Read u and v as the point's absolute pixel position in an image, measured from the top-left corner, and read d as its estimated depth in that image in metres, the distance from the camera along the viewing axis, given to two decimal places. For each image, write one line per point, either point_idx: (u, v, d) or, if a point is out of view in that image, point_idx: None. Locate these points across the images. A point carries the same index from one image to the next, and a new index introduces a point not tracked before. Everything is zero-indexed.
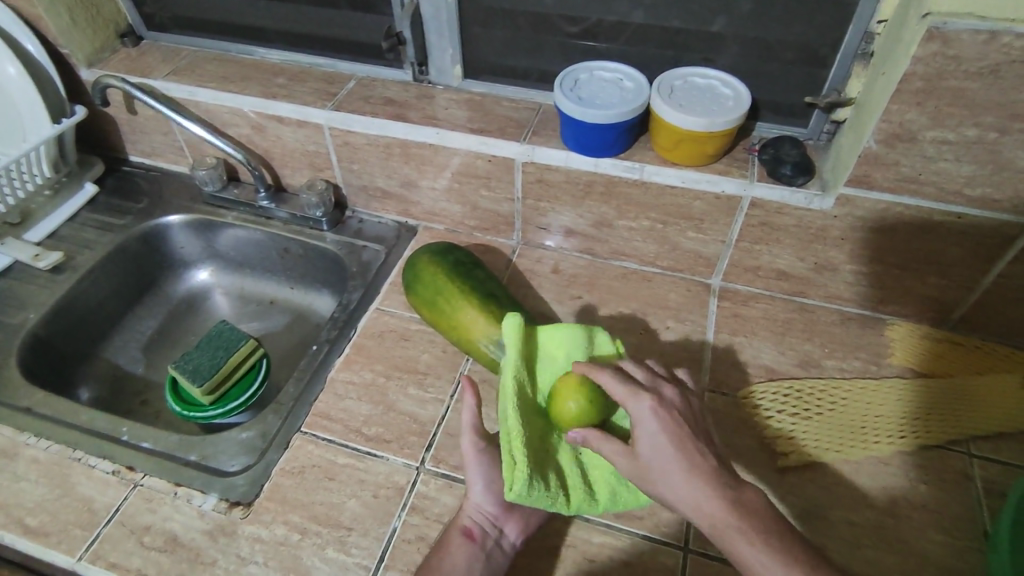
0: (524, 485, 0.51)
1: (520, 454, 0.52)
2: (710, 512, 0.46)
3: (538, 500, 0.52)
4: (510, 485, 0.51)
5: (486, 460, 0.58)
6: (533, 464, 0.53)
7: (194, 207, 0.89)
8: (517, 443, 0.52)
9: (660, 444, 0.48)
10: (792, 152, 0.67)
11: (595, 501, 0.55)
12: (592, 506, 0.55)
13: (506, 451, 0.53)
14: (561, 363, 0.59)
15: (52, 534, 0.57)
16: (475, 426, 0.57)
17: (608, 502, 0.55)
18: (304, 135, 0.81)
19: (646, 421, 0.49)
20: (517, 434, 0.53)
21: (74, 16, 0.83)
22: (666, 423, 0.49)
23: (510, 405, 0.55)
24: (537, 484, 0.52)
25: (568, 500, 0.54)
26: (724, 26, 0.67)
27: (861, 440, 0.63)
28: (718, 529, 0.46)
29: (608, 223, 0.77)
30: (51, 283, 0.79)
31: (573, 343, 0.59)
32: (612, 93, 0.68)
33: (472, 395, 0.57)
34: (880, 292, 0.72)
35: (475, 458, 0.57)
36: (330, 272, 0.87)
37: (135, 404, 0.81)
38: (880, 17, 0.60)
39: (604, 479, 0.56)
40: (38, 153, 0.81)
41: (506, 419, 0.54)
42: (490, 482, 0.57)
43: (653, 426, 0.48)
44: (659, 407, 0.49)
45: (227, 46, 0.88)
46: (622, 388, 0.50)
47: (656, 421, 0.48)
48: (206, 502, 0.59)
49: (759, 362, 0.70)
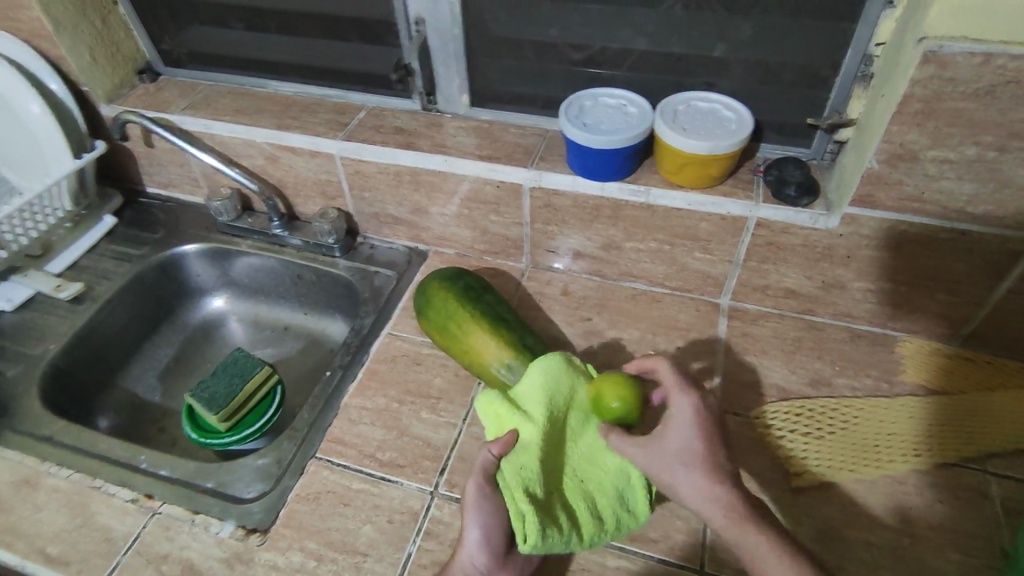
0: (537, 537, 0.52)
1: (527, 506, 0.53)
2: (724, 505, 0.51)
3: (552, 544, 0.53)
4: (523, 536, 0.52)
5: (489, 509, 0.54)
6: (542, 511, 0.54)
7: (210, 236, 0.91)
8: (521, 494, 0.53)
9: (693, 444, 0.53)
10: (795, 173, 0.68)
11: (606, 529, 0.56)
12: (603, 533, 0.56)
13: (511, 503, 0.53)
14: (557, 390, 0.60)
15: (73, 563, 0.58)
16: (484, 470, 0.55)
17: (615, 527, 0.56)
18: (316, 165, 0.83)
19: (687, 416, 0.54)
20: (518, 485, 0.54)
21: (95, 55, 0.86)
22: (707, 422, 0.54)
23: (517, 460, 0.56)
24: (550, 531, 0.53)
25: (581, 536, 0.55)
26: (725, 51, 0.68)
27: (874, 460, 0.63)
28: (733, 522, 0.50)
29: (616, 245, 0.78)
30: (71, 313, 0.81)
31: (550, 366, 0.61)
32: (616, 118, 0.69)
33: (498, 445, 0.56)
34: (889, 309, 0.72)
35: (474, 506, 0.54)
36: (343, 298, 0.88)
37: (152, 431, 0.82)
38: (878, 40, 0.62)
39: (609, 503, 0.57)
40: (60, 187, 0.83)
41: (510, 477, 0.55)
42: (486, 535, 0.53)
43: (692, 421, 0.53)
44: (702, 408, 0.54)
45: (241, 80, 0.90)
46: (674, 381, 0.56)
47: (695, 416, 0.54)
48: (223, 529, 0.60)
49: (770, 381, 0.70)
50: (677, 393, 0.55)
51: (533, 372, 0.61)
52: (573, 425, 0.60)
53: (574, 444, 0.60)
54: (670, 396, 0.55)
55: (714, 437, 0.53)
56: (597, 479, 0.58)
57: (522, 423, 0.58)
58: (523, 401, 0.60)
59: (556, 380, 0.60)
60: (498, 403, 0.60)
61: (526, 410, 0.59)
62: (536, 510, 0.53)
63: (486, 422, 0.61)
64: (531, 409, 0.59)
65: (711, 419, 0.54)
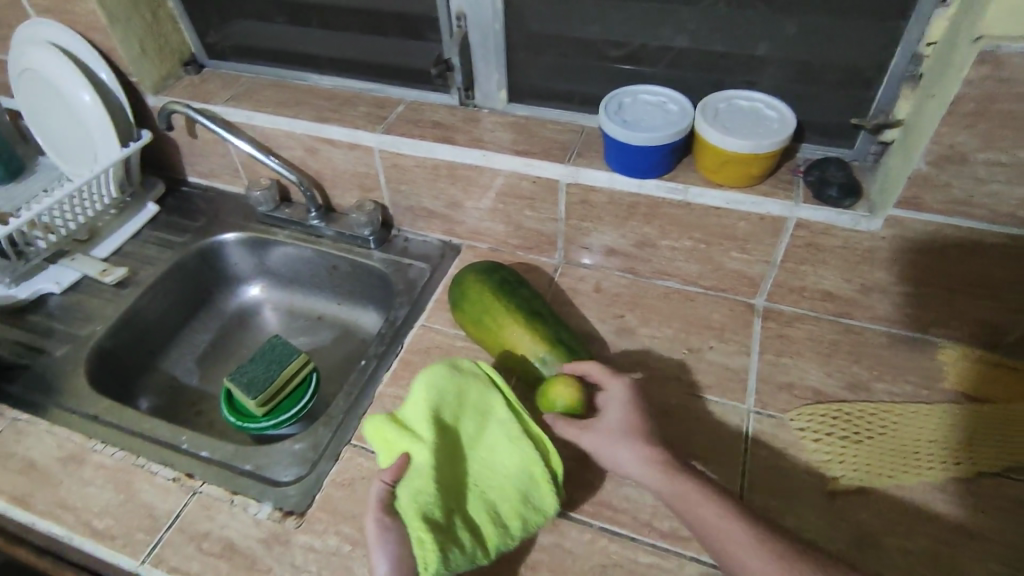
0: (439, 561, 0.49)
1: (427, 530, 0.50)
2: (663, 470, 0.54)
3: (457, 565, 0.50)
4: (426, 564, 0.49)
5: (391, 540, 0.50)
6: (443, 533, 0.51)
7: (249, 226, 0.92)
8: (417, 519, 0.50)
9: (632, 419, 0.58)
10: (838, 174, 0.67)
11: (511, 534, 0.54)
12: (507, 540, 0.54)
13: (410, 531, 0.50)
14: (445, 402, 0.59)
15: (117, 537, 0.60)
16: (381, 501, 0.53)
17: (521, 529, 0.55)
18: (355, 157, 0.84)
19: (621, 397, 0.60)
20: (415, 510, 0.51)
21: (144, 47, 0.88)
22: (637, 402, 0.60)
23: (410, 484, 0.53)
24: (453, 552, 0.50)
25: (485, 549, 0.53)
26: (769, 50, 0.68)
27: (912, 466, 0.62)
28: (672, 485, 0.53)
29: (651, 243, 0.77)
30: (115, 297, 0.83)
31: (435, 379, 0.60)
32: (656, 115, 0.69)
33: (390, 472, 0.54)
34: (930, 314, 0.71)
35: (378, 540, 0.50)
36: (376, 290, 0.89)
37: (189, 414, 0.84)
38: (929, 39, 0.61)
39: (515, 508, 0.55)
40: (107, 174, 0.86)
41: (405, 503, 0.52)
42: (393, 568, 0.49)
43: (625, 400, 0.60)
44: (632, 390, 0.61)
45: (283, 73, 0.92)
46: (600, 372, 0.62)
47: (630, 397, 0.60)
48: (261, 510, 0.61)
49: (805, 383, 0.70)
50: (609, 379, 0.62)
51: (417, 389, 0.60)
52: (464, 435, 0.59)
53: (469, 455, 0.58)
54: (604, 384, 0.62)
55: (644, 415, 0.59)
56: (497, 485, 0.57)
57: (413, 444, 0.56)
58: (413, 420, 0.58)
59: (441, 392, 0.59)
60: (387, 427, 0.58)
61: (414, 430, 0.57)
62: (436, 534, 0.50)
63: (377, 449, 0.59)
64: (419, 427, 0.57)
65: (642, 400, 0.60)
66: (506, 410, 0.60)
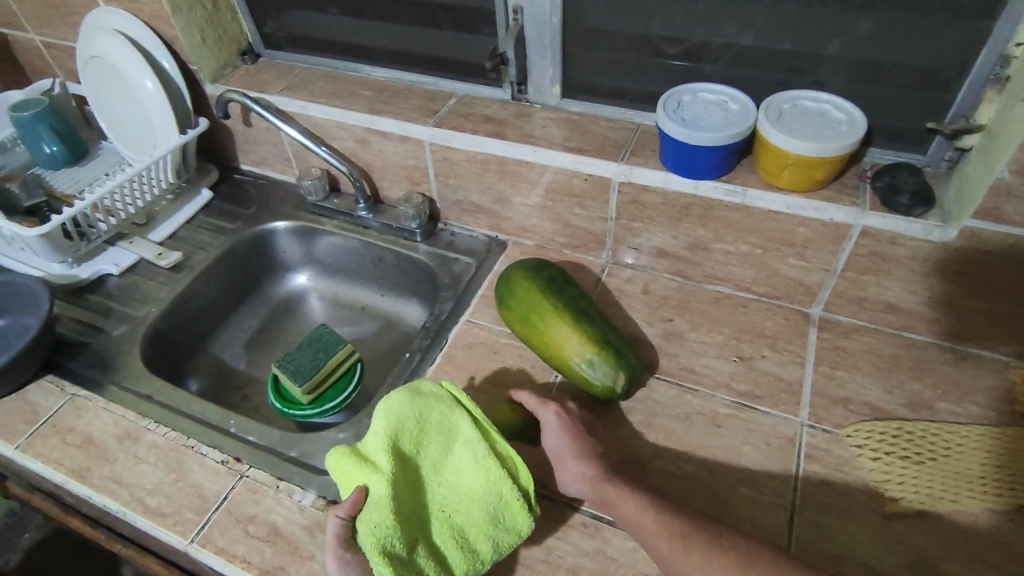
0: None
1: (385, 567, 0.50)
2: (595, 482, 0.56)
3: None
4: None
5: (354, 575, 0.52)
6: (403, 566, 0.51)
7: (299, 215, 0.94)
8: (376, 556, 0.50)
9: (563, 440, 0.59)
10: (910, 180, 0.64)
11: (480, 558, 0.54)
12: (476, 564, 0.53)
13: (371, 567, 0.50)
14: (404, 428, 0.57)
15: (168, 515, 0.62)
16: (338, 538, 0.53)
17: (490, 552, 0.54)
18: (405, 150, 0.84)
19: (552, 421, 0.60)
20: (374, 546, 0.50)
21: (204, 36, 0.90)
22: (568, 420, 0.60)
23: (368, 518, 0.52)
24: None
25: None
26: (840, 49, 0.65)
27: (979, 491, 0.59)
28: (606, 496, 0.55)
29: (703, 246, 0.75)
30: (169, 281, 0.85)
31: (395, 406, 0.58)
32: (717, 115, 0.67)
33: (345, 508, 0.53)
34: (1002, 331, 0.67)
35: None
36: (420, 282, 0.89)
37: (236, 397, 0.86)
38: (1019, 39, 0.57)
39: (481, 531, 0.54)
40: (166, 161, 0.88)
41: (365, 538, 0.51)
42: None
43: (557, 424, 0.60)
44: (563, 411, 0.60)
45: (336, 64, 0.92)
46: (534, 400, 0.62)
47: (560, 421, 0.60)
48: (305, 498, 0.62)
49: (863, 399, 0.67)
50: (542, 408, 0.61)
51: (377, 416, 0.58)
52: (428, 461, 0.57)
53: (435, 480, 0.57)
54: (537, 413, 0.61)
55: (578, 430, 0.60)
56: (464, 509, 0.55)
57: (371, 475, 0.55)
58: (372, 449, 0.57)
59: (400, 419, 0.58)
60: (343, 457, 0.56)
61: (371, 461, 0.56)
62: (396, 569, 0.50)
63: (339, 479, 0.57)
64: (377, 457, 0.56)
65: (575, 421, 0.60)
66: (471, 429, 0.58)
